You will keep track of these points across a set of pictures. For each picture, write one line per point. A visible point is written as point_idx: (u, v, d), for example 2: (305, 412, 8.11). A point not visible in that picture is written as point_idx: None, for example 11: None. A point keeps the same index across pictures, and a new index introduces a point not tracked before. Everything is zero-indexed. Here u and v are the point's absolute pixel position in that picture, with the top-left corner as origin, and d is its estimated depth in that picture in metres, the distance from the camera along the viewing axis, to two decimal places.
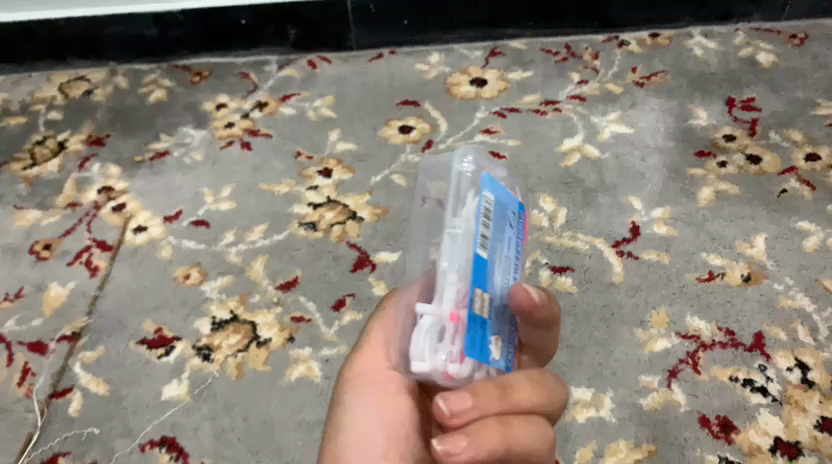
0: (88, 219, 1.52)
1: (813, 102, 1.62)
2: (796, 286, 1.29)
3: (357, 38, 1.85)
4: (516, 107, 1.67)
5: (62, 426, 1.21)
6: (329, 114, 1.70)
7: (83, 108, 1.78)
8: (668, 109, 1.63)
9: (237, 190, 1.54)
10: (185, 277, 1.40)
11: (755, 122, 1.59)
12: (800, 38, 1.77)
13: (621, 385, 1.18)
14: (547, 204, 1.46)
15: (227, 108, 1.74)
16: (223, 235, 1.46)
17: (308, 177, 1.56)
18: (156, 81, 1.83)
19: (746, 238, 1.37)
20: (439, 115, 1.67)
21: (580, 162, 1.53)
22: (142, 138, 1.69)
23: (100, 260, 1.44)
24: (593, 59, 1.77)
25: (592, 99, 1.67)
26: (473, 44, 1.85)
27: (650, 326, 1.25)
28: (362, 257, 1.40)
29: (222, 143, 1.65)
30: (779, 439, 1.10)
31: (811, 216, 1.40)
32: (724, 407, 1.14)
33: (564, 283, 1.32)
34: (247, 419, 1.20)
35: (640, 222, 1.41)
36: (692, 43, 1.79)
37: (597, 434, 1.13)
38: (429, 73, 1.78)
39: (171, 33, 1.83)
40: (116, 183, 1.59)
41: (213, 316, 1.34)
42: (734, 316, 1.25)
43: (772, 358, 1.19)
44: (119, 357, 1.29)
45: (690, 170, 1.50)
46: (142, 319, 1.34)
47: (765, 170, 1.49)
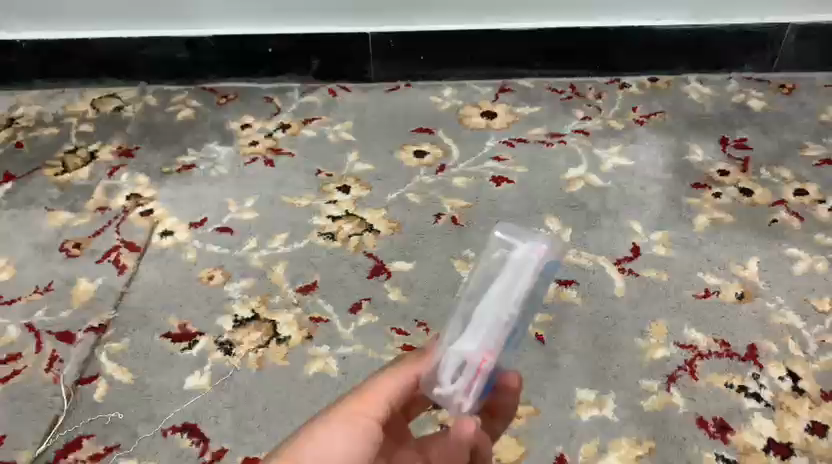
0: (117, 221, 1.59)
1: (801, 144, 1.74)
2: (786, 304, 1.38)
3: (376, 71, 1.97)
4: (524, 137, 1.78)
5: (87, 410, 1.26)
6: (348, 137, 1.81)
7: (114, 123, 1.88)
8: (666, 145, 1.75)
9: (260, 201, 1.63)
10: (209, 278, 1.46)
11: (747, 160, 1.70)
12: (788, 88, 1.91)
13: (623, 388, 1.26)
14: (553, 224, 1.55)
15: (251, 128, 1.84)
16: (246, 241, 1.54)
17: (327, 192, 1.65)
18: (185, 101, 1.94)
19: (740, 261, 1.46)
20: (451, 142, 1.78)
21: (583, 189, 1.63)
22: (171, 151, 1.78)
23: (127, 259, 1.50)
24: (596, 99, 1.90)
25: (595, 133, 1.79)
26: (483, 81, 1.97)
27: (650, 337, 1.33)
28: (378, 265, 1.48)
29: (247, 159, 1.75)
30: (771, 439, 1.19)
31: (800, 244, 1.50)
32: (720, 411, 1.22)
33: (568, 294, 1.40)
34: (266, 409, 1.25)
35: (641, 243, 1.50)
36: (688, 88, 1.92)
37: (600, 431, 1.20)
38: (442, 105, 1.89)
39: (202, 58, 1.95)
40: (144, 191, 1.67)
41: (235, 314, 1.40)
42: (729, 329, 1.34)
43: (765, 367, 1.28)
44: (143, 349, 1.34)
45: (687, 199, 1.60)
46: (166, 315, 1.40)
47: (757, 202, 1.59)
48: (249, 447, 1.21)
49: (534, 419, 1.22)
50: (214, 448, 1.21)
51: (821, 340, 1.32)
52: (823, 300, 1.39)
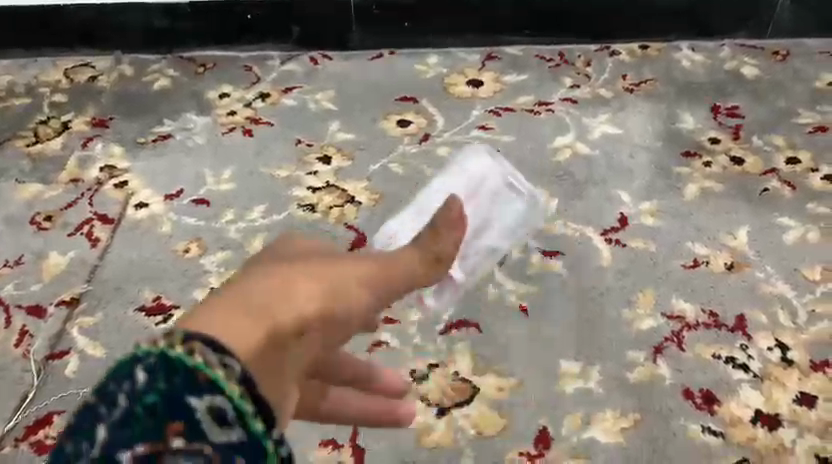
0: (90, 193, 1.54)
1: (794, 111, 1.70)
2: (776, 274, 1.35)
3: (359, 38, 1.91)
4: (511, 106, 1.73)
5: (58, 386, 1.23)
6: (330, 106, 1.75)
7: (88, 93, 1.82)
8: (656, 113, 1.70)
9: (239, 172, 1.58)
10: (185, 251, 1.42)
11: (739, 128, 1.66)
12: (782, 55, 1.86)
13: (609, 360, 1.23)
14: (540, 195, 1.51)
15: (230, 97, 1.78)
16: (223, 213, 1.49)
17: (307, 163, 1.60)
18: (161, 70, 1.88)
19: (729, 230, 1.43)
20: (436, 111, 1.72)
21: (570, 158, 1.59)
22: (147, 121, 1.73)
23: (100, 232, 1.46)
24: (585, 66, 1.84)
25: (583, 102, 1.74)
26: (471, 49, 1.91)
27: (637, 307, 1.30)
28: (359, 238, 1.46)
29: (225, 129, 1.69)
30: (759, 411, 1.16)
31: (791, 213, 1.46)
32: (707, 382, 1.19)
33: (554, 265, 1.37)
34: None
35: (628, 213, 1.46)
36: (680, 56, 1.87)
37: (585, 403, 1.17)
38: (427, 73, 1.84)
39: (179, 25, 1.89)
40: (119, 162, 1.62)
41: (211, 287, 1.36)
42: (717, 299, 1.31)
43: (753, 338, 1.25)
44: (117, 323, 1.31)
45: (677, 168, 1.56)
46: (140, 289, 1.36)
47: (748, 171, 1.55)
48: None
49: (517, 391, 1.19)
50: None
51: (811, 310, 1.29)
52: (814, 269, 1.35)
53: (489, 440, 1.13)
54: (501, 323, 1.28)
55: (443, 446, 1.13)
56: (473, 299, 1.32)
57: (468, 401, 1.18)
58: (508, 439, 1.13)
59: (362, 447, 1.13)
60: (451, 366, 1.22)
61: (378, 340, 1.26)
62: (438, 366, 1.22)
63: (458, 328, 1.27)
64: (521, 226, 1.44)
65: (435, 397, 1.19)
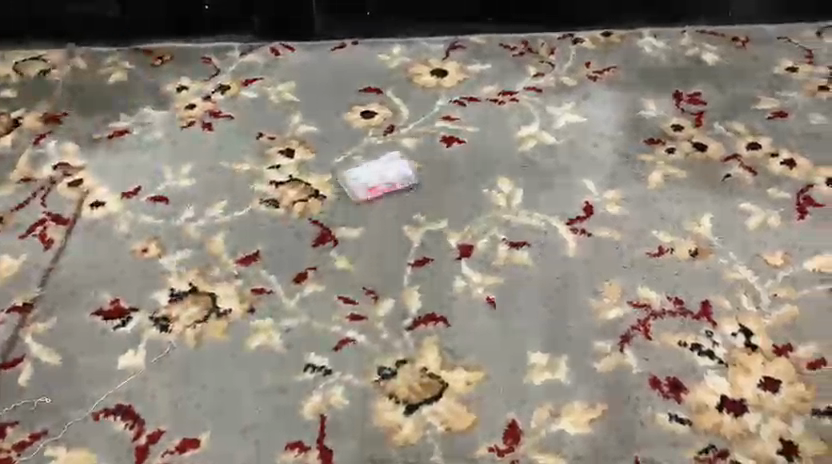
0: (43, 193, 1.49)
1: (754, 97, 1.71)
2: (739, 260, 1.36)
3: (321, 28, 1.87)
4: (475, 96, 1.71)
5: (11, 396, 1.18)
6: (291, 98, 1.72)
7: (39, 87, 1.75)
8: (620, 101, 1.71)
9: (198, 167, 1.54)
10: (144, 251, 1.38)
11: (701, 114, 1.67)
12: (742, 41, 1.87)
13: (576, 350, 1.23)
14: (505, 185, 1.50)
15: (188, 90, 1.73)
16: (182, 210, 1.45)
17: (269, 157, 1.57)
18: (116, 63, 1.82)
19: (693, 217, 1.44)
20: (401, 102, 1.70)
21: (535, 148, 1.58)
22: (101, 117, 1.67)
23: (54, 233, 1.41)
24: (549, 55, 1.83)
25: (548, 91, 1.73)
26: (435, 38, 1.88)
27: (603, 296, 1.30)
28: (324, 233, 1.41)
29: (183, 123, 1.65)
30: (724, 397, 1.17)
31: (753, 199, 1.47)
32: (674, 370, 1.20)
33: (521, 256, 1.36)
34: (205, 386, 1.19)
35: (593, 202, 1.46)
36: (643, 43, 1.87)
37: (553, 395, 1.17)
38: (390, 64, 1.81)
39: (134, 16, 1.84)
40: (72, 160, 1.57)
41: (172, 287, 1.32)
42: (682, 286, 1.32)
43: (718, 324, 1.26)
44: (73, 328, 1.26)
45: (641, 156, 1.57)
46: (97, 291, 1.31)
47: (710, 157, 1.56)
48: (187, 428, 1.14)
49: (485, 386, 1.18)
50: (150, 431, 1.14)
51: (773, 295, 1.30)
52: (776, 254, 1.37)
53: (458, 436, 1.12)
54: (468, 316, 1.27)
55: (412, 445, 1.12)
56: (440, 293, 1.30)
57: (437, 397, 1.17)
58: (477, 434, 1.13)
59: (329, 449, 1.11)
60: (419, 362, 1.21)
61: (344, 338, 1.24)
62: (406, 362, 1.21)
63: (426, 323, 1.26)
64: (487, 218, 1.43)
65: (403, 394, 1.17)
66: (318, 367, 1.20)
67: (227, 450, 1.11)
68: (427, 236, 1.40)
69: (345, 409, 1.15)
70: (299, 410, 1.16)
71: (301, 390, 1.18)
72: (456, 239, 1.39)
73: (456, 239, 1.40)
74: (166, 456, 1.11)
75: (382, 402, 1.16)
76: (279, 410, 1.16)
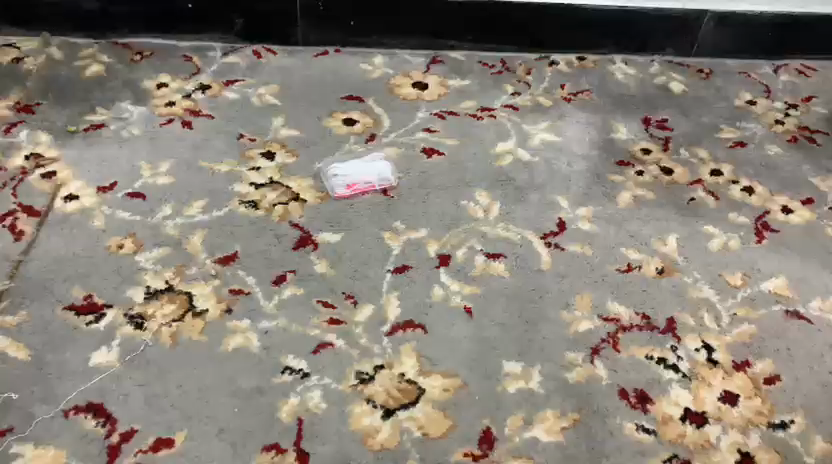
0: (14, 183, 1.46)
1: (717, 126, 1.80)
2: (702, 279, 1.43)
3: (303, 34, 1.88)
4: (454, 110, 1.75)
5: None
6: (272, 101, 1.72)
7: (12, 75, 1.71)
8: (592, 122, 1.77)
9: (177, 165, 1.53)
10: (119, 247, 1.36)
11: (668, 139, 1.75)
12: (705, 72, 1.97)
13: (549, 360, 1.27)
14: (483, 198, 1.54)
15: (167, 88, 1.72)
16: (160, 208, 1.44)
17: (250, 158, 1.57)
18: (94, 56, 1.79)
19: (660, 237, 1.50)
20: (381, 112, 1.73)
21: (512, 164, 1.63)
22: (76, 109, 1.64)
23: (26, 225, 1.38)
24: (526, 74, 1.89)
25: (524, 109, 1.78)
26: (415, 52, 1.93)
27: (575, 310, 1.35)
28: (304, 236, 1.42)
29: (162, 120, 1.64)
30: (688, 409, 1.23)
31: (716, 222, 1.55)
32: (641, 382, 1.25)
33: (497, 267, 1.40)
34: (181, 386, 1.18)
35: (566, 218, 1.52)
36: (614, 68, 1.95)
37: (526, 403, 1.20)
38: (371, 73, 1.84)
39: (113, 10, 1.81)
40: (46, 151, 1.54)
41: (147, 285, 1.31)
42: (650, 303, 1.37)
43: (682, 340, 1.32)
44: (44, 322, 1.24)
45: (612, 176, 1.63)
46: (70, 285, 1.29)
47: (677, 181, 1.64)
48: (161, 427, 1.13)
49: (461, 392, 1.21)
50: (122, 429, 1.12)
51: (733, 314, 1.37)
52: (736, 275, 1.44)
53: (435, 441, 1.15)
54: (445, 324, 1.30)
55: (389, 448, 1.13)
56: (418, 300, 1.33)
57: (414, 403, 1.19)
58: (453, 439, 1.15)
59: (306, 452, 1.12)
60: (397, 368, 1.23)
61: (323, 342, 1.25)
62: (383, 368, 1.23)
63: (403, 330, 1.28)
64: (465, 229, 1.47)
65: (381, 398, 1.19)
66: (296, 370, 1.21)
67: (203, 450, 1.11)
68: (406, 244, 1.43)
69: (322, 412, 1.16)
70: (277, 412, 1.16)
71: (279, 392, 1.18)
72: (434, 248, 1.42)
73: (434, 248, 1.42)
74: (138, 455, 1.10)
75: (360, 406, 1.18)
76: (256, 411, 1.16)
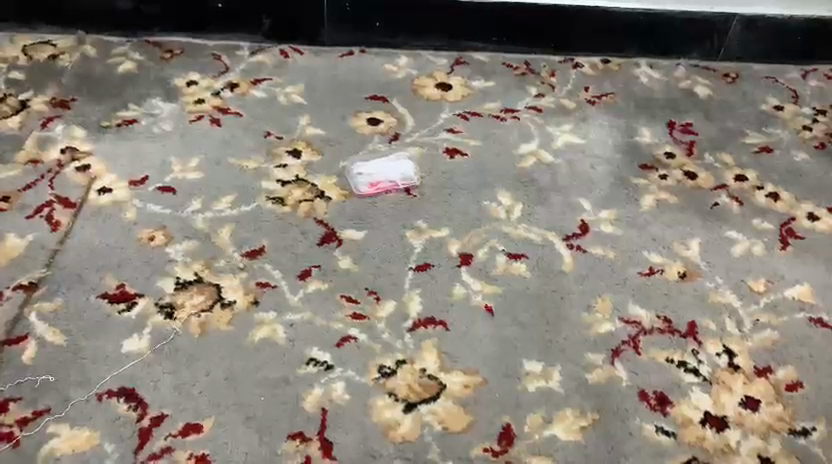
0: (50, 176, 1.50)
1: (742, 131, 1.80)
2: (724, 284, 1.43)
3: (329, 34, 1.91)
4: (478, 111, 1.77)
5: (15, 373, 1.19)
6: (299, 100, 1.75)
7: (48, 71, 1.76)
8: (616, 125, 1.77)
9: (205, 161, 1.56)
10: (150, 239, 1.40)
11: (692, 144, 1.75)
12: (732, 77, 1.96)
13: (569, 360, 1.28)
14: (505, 199, 1.55)
15: (197, 86, 1.76)
16: (189, 202, 1.47)
17: (277, 156, 1.60)
18: (126, 53, 1.84)
19: (682, 241, 1.50)
20: (405, 112, 1.75)
21: (534, 165, 1.64)
22: (110, 105, 1.69)
23: (62, 216, 1.42)
24: (550, 77, 1.90)
25: (547, 111, 1.79)
26: (439, 53, 1.94)
27: (596, 311, 1.35)
28: (329, 232, 1.45)
29: (192, 117, 1.67)
30: (708, 413, 1.23)
31: (740, 227, 1.55)
32: (661, 384, 1.26)
33: (518, 268, 1.41)
34: (209, 374, 1.21)
35: (589, 220, 1.52)
36: (639, 72, 1.95)
37: (546, 402, 1.22)
38: (396, 74, 1.86)
39: (145, 8, 1.85)
40: (80, 145, 1.58)
41: (177, 276, 1.34)
42: (671, 306, 1.38)
43: (703, 344, 1.32)
44: (78, 310, 1.28)
45: (635, 180, 1.63)
46: (103, 275, 1.33)
47: (700, 185, 1.64)
48: (190, 413, 1.16)
49: (481, 389, 1.22)
50: (153, 414, 1.16)
51: (756, 320, 1.37)
52: (759, 281, 1.44)
53: (455, 436, 1.16)
54: (467, 322, 1.31)
55: (410, 441, 1.15)
56: (440, 298, 1.35)
57: (435, 397, 1.21)
58: (473, 435, 1.17)
59: (330, 442, 1.14)
60: (419, 363, 1.25)
61: (346, 336, 1.27)
62: (405, 363, 1.25)
63: (425, 326, 1.30)
64: (487, 229, 1.48)
65: (402, 392, 1.21)
66: (320, 362, 1.24)
67: (230, 437, 1.14)
68: (429, 242, 1.44)
69: (345, 404, 1.19)
70: (301, 402, 1.18)
71: (303, 383, 1.21)
72: (457, 247, 1.44)
73: (457, 247, 1.44)
74: (168, 440, 1.13)
75: (383, 400, 1.20)
76: (281, 401, 1.18)
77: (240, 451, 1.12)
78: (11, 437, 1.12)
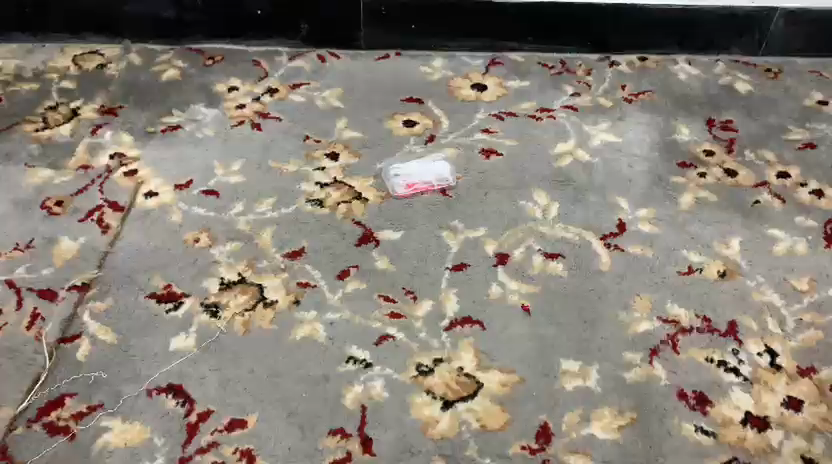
0: (100, 180, 1.56)
1: (785, 127, 1.76)
2: (766, 283, 1.41)
3: (366, 38, 1.94)
4: (514, 111, 1.77)
5: (70, 369, 1.25)
6: (336, 104, 1.78)
7: (97, 80, 1.83)
8: (654, 123, 1.76)
9: (247, 165, 1.61)
10: (195, 241, 1.44)
11: (732, 141, 1.72)
12: (774, 72, 1.92)
13: (606, 359, 1.28)
14: (541, 198, 1.56)
15: (238, 91, 1.81)
16: (232, 204, 1.52)
17: (315, 159, 1.63)
18: (170, 61, 1.90)
19: (722, 239, 1.49)
20: (441, 113, 1.77)
21: (571, 164, 1.64)
22: (155, 111, 1.74)
23: (111, 219, 1.48)
24: (586, 75, 1.90)
25: (584, 110, 1.79)
26: (474, 54, 1.95)
27: (634, 310, 1.35)
28: (366, 233, 1.47)
29: (234, 122, 1.72)
30: (749, 413, 1.21)
31: (782, 225, 1.52)
32: (700, 384, 1.25)
33: (555, 267, 1.42)
34: (253, 371, 1.25)
35: (626, 219, 1.52)
36: (677, 69, 1.93)
37: (583, 401, 1.22)
38: (432, 76, 1.88)
39: (188, 17, 1.91)
40: (128, 150, 1.64)
41: (221, 277, 1.39)
42: (711, 305, 1.37)
43: (744, 343, 1.31)
44: (128, 309, 1.33)
45: (673, 178, 1.62)
46: (151, 276, 1.38)
47: (741, 183, 1.61)
48: (235, 409, 1.20)
49: (518, 387, 1.23)
50: (200, 410, 1.20)
51: (799, 319, 1.35)
52: (802, 279, 1.42)
53: (493, 433, 1.18)
54: (504, 321, 1.32)
55: (448, 438, 1.17)
56: (477, 298, 1.36)
57: (473, 395, 1.22)
58: (510, 432, 1.18)
59: (370, 438, 1.17)
60: (456, 361, 1.26)
61: (385, 334, 1.30)
62: (443, 361, 1.27)
63: (462, 325, 1.32)
64: (523, 228, 1.49)
65: (440, 390, 1.23)
66: (359, 360, 1.26)
67: (274, 432, 1.17)
68: (465, 242, 1.46)
69: (384, 401, 1.21)
70: (342, 399, 1.21)
71: (343, 380, 1.24)
72: (493, 247, 1.45)
73: (493, 247, 1.45)
74: (215, 434, 1.17)
75: (421, 397, 1.22)
76: (322, 398, 1.21)
77: (283, 446, 1.16)
78: (67, 430, 1.17)
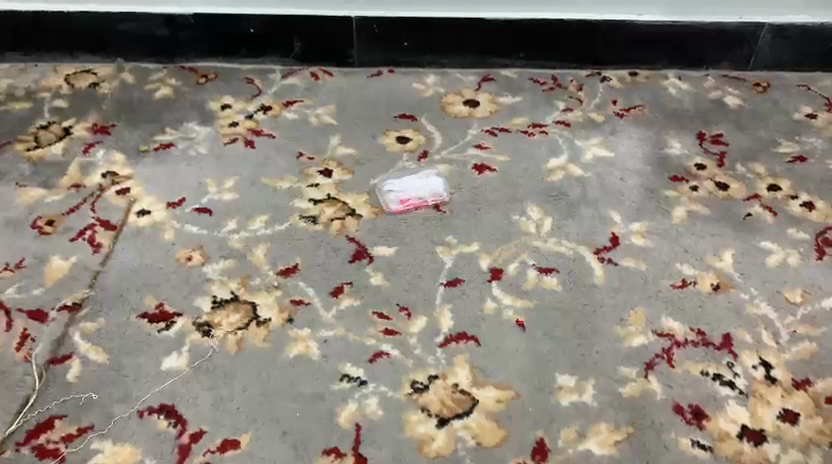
0: (92, 199, 1.56)
1: (775, 141, 1.77)
2: (759, 296, 1.41)
3: (358, 55, 1.95)
4: (506, 127, 1.78)
5: (60, 391, 1.23)
6: (330, 120, 1.79)
7: (90, 99, 1.83)
8: (646, 138, 1.77)
9: (240, 182, 1.61)
10: (188, 259, 1.44)
11: (723, 155, 1.73)
12: (763, 86, 1.94)
13: (602, 374, 1.27)
14: (534, 213, 1.56)
15: (231, 109, 1.81)
16: (225, 222, 1.51)
17: (309, 175, 1.63)
18: (163, 80, 1.90)
19: (716, 253, 1.49)
20: (434, 129, 1.77)
21: (564, 179, 1.64)
22: (148, 129, 1.74)
23: (103, 238, 1.47)
24: (577, 91, 1.91)
25: (576, 125, 1.80)
26: (466, 70, 1.97)
27: (629, 324, 1.35)
28: (360, 250, 1.47)
29: (227, 139, 1.72)
30: (745, 426, 1.21)
31: (774, 238, 1.53)
32: (696, 397, 1.25)
33: (550, 281, 1.42)
34: (246, 390, 1.24)
35: (620, 233, 1.52)
36: (667, 83, 1.94)
37: (579, 416, 1.21)
38: (425, 92, 1.89)
39: (180, 35, 1.91)
40: (121, 169, 1.64)
41: (214, 295, 1.38)
42: (705, 319, 1.36)
43: (739, 356, 1.31)
44: (119, 329, 1.32)
45: (665, 191, 1.62)
46: (143, 294, 1.37)
47: (733, 196, 1.62)
48: (228, 429, 1.19)
49: (514, 403, 1.23)
50: (192, 430, 1.18)
51: (793, 331, 1.35)
52: (795, 291, 1.42)
53: (489, 450, 1.17)
54: (498, 337, 1.32)
55: (443, 456, 1.16)
56: (471, 314, 1.36)
57: (468, 412, 1.21)
58: (507, 449, 1.17)
59: (365, 456, 1.16)
60: (451, 378, 1.26)
61: (379, 351, 1.29)
62: (438, 377, 1.26)
63: (457, 342, 1.31)
64: (517, 243, 1.49)
65: (436, 407, 1.22)
66: (353, 378, 1.25)
67: (267, 452, 1.16)
68: (459, 257, 1.46)
69: (379, 419, 1.20)
70: (336, 417, 1.20)
71: (338, 398, 1.23)
72: (488, 262, 1.45)
73: (487, 262, 1.45)
74: (207, 455, 1.16)
75: (416, 415, 1.21)
76: (316, 416, 1.20)
77: None
78: (57, 453, 1.16)
